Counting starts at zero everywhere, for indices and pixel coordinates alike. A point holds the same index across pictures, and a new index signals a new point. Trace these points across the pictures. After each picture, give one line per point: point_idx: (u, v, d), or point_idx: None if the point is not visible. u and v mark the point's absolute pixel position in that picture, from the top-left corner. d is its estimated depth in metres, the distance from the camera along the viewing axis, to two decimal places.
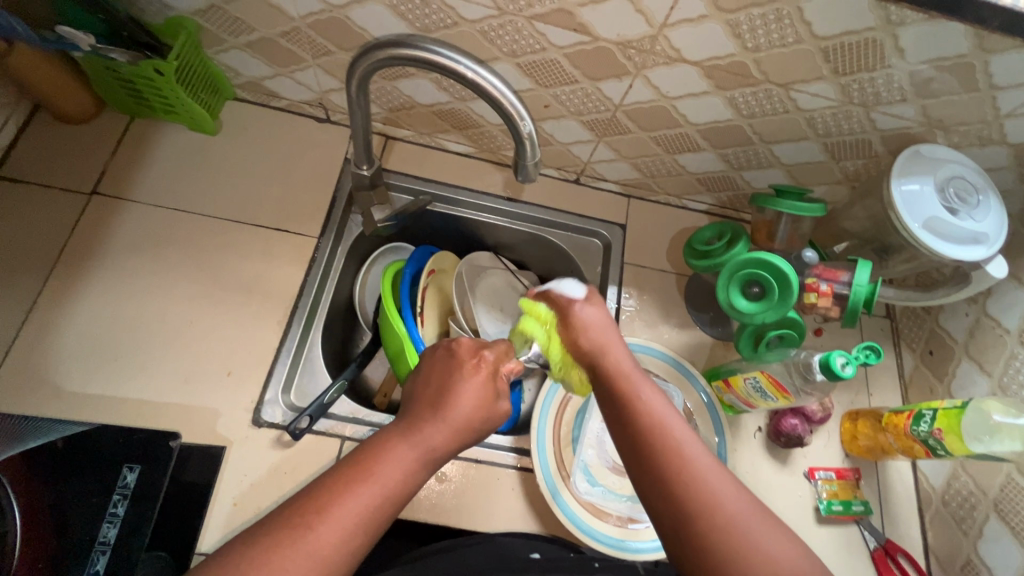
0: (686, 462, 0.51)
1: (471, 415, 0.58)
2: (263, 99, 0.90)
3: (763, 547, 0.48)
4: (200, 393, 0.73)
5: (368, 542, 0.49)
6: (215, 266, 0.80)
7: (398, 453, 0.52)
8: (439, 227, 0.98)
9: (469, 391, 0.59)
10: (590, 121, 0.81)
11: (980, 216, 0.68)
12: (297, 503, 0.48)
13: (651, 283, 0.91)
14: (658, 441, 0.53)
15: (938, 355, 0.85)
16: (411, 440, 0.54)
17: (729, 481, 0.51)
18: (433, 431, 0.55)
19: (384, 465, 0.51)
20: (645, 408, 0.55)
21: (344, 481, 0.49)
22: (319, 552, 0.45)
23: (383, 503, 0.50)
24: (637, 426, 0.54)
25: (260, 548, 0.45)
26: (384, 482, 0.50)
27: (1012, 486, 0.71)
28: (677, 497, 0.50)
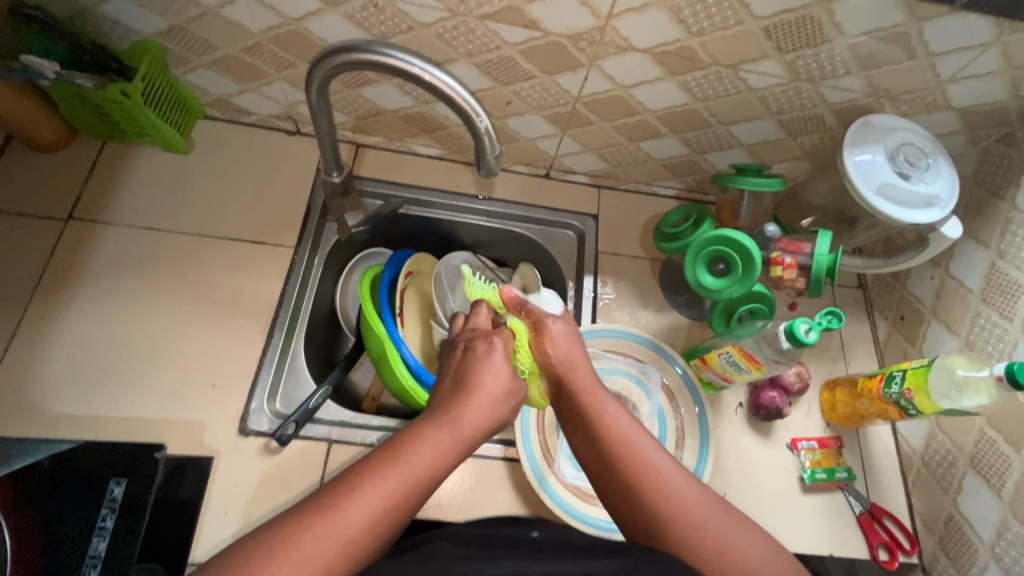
0: (650, 476, 0.55)
1: (499, 397, 0.61)
2: (232, 115, 0.91)
3: (726, 543, 0.52)
4: (186, 407, 0.74)
5: (401, 521, 0.50)
6: (195, 281, 0.81)
7: (428, 439, 0.55)
8: (416, 230, 0.99)
9: (496, 377, 0.62)
10: (553, 115, 0.82)
11: (930, 180, 0.71)
12: (330, 487, 0.50)
13: (626, 269, 0.93)
14: (620, 456, 0.57)
15: (909, 320, 0.87)
16: (438, 426, 0.56)
17: (691, 486, 0.56)
18: (463, 415, 0.58)
19: (419, 447, 0.54)
20: (607, 422, 0.59)
21: (376, 466, 0.51)
22: (355, 528, 0.47)
23: (413, 487, 0.51)
24: (602, 441, 0.59)
25: (287, 531, 0.46)
26: (419, 462, 0.53)
27: (986, 440, 0.73)
28: (640, 511, 0.55)
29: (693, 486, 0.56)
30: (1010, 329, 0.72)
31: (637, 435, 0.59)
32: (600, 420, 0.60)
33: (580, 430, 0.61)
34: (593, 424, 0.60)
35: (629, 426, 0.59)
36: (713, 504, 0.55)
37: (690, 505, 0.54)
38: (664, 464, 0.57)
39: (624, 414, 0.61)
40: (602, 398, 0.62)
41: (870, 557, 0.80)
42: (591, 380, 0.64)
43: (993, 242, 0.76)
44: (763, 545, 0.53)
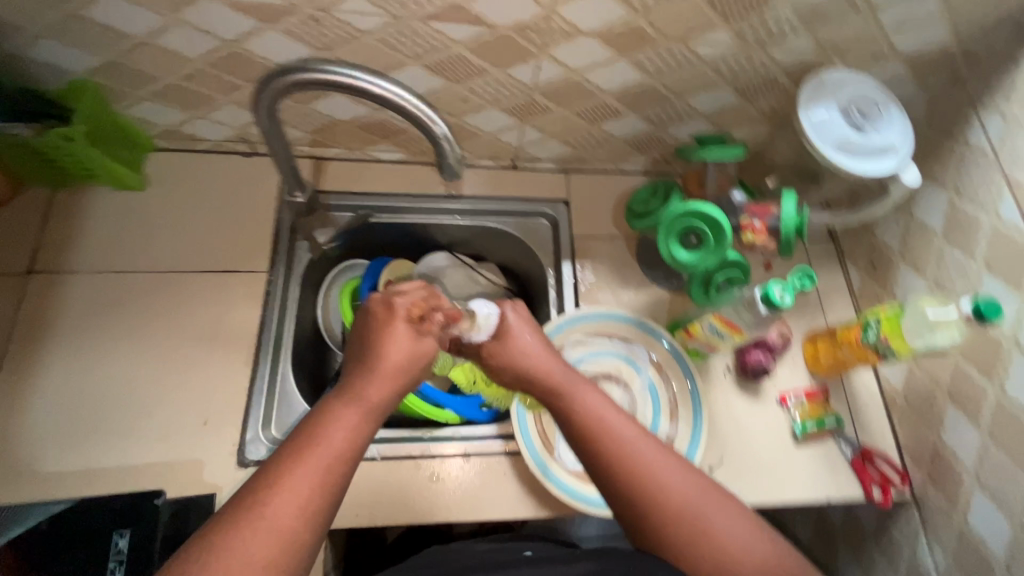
0: (634, 459, 0.56)
1: (403, 364, 0.59)
2: (183, 144, 0.88)
3: (711, 524, 0.54)
4: (180, 447, 0.73)
5: (327, 511, 0.50)
6: (171, 320, 0.79)
7: (340, 421, 0.53)
8: (390, 237, 0.98)
9: (395, 343, 0.59)
10: (510, 107, 0.82)
11: (883, 131, 0.72)
12: (244, 489, 0.48)
13: (603, 251, 0.94)
14: (603, 439, 0.58)
15: (880, 266, 0.90)
16: (351, 406, 0.55)
17: (675, 467, 0.57)
18: (370, 389, 0.56)
19: (325, 430, 0.52)
20: (586, 406, 0.60)
21: (290, 459, 0.50)
22: (278, 525, 0.47)
23: (331, 473, 0.50)
24: (583, 425, 0.59)
25: (215, 544, 0.45)
26: (331, 444, 0.52)
27: (961, 373, 0.76)
28: (619, 494, 0.56)
29: (679, 468, 0.56)
30: (974, 265, 0.74)
31: (617, 418, 0.59)
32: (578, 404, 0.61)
33: (561, 414, 0.62)
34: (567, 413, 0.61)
35: (609, 410, 0.60)
36: (696, 484, 0.56)
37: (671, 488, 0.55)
38: (643, 447, 0.57)
39: (604, 399, 0.62)
40: (578, 383, 0.63)
41: (864, 497, 0.83)
42: (564, 368, 0.64)
43: (952, 182, 0.78)
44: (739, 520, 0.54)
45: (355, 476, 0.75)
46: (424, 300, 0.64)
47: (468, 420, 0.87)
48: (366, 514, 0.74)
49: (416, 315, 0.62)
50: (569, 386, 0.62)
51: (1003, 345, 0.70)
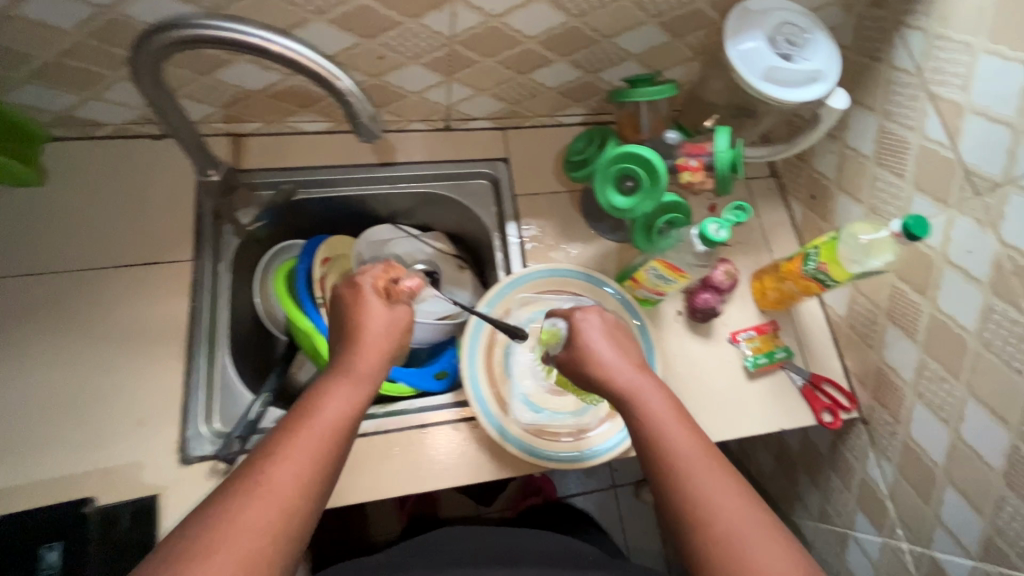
0: (686, 471, 0.52)
1: (384, 336, 0.63)
2: (83, 130, 0.81)
3: (753, 555, 0.47)
4: (114, 451, 0.69)
5: (328, 475, 0.50)
6: (91, 320, 0.74)
7: (337, 391, 0.56)
8: (325, 213, 0.94)
9: (379, 313, 0.65)
10: (432, 62, 0.77)
11: (810, 55, 0.71)
12: (247, 462, 0.48)
13: (547, 207, 0.91)
14: (662, 446, 0.55)
15: (819, 197, 0.91)
16: (343, 377, 0.57)
17: (727, 487, 0.51)
18: (359, 359, 0.60)
19: (325, 400, 0.55)
20: (648, 411, 0.57)
21: (291, 427, 0.51)
22: (282, 489, 0.46)
23: (331, 436, 0.52)
24: (644, 430, 0.57)
25: (218, 505, 0.45)
26: (336, 405, 0.54)
27: (898, 294, 0.78)
28: (670, 505, 0.52)
29: (730, 489, 0.51)
30: (904, 186, 0.76)
31: (675, 426, 0.56)
32: (637, 406, 0.58)
33: (627, 414, 0.59)
34: (633, 417, 0.58)
35: (669, 418, 0.56)
36: (764, 526, 0.49)
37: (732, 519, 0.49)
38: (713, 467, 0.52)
39: (670, 404, 0.58)
40: (645, 385, 0.60)
41: (816, 421, 0.86)
42: (631, 366, 0.61)
43: (880, 104, 0.78)
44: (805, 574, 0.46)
45: None
46: (384, 273, 0.70)
47: (425, 391, 0.85)
48: None
49: (381, 289, 0.69)
50: (634, 389, 0.59)
51: (935, 261, 0.72)
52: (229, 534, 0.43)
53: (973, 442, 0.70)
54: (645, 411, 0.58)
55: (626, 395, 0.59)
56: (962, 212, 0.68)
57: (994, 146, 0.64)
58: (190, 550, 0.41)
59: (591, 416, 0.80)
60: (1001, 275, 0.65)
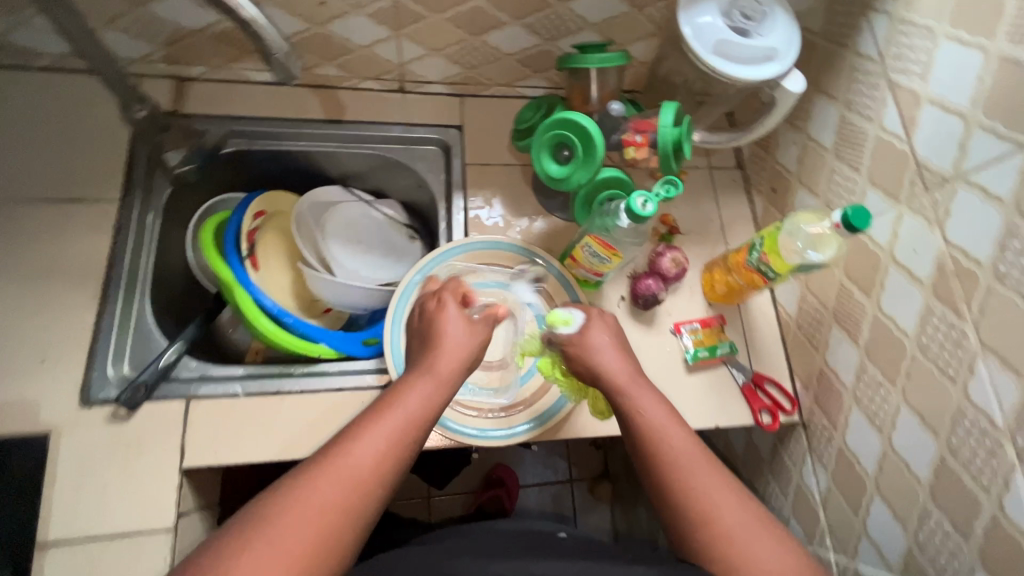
0: (677, 473, 0.57)
1: (465, 344, 0.63)
2: (19, 60, 0.79)
3: (753, 556, 0.52)
4: (13, 386, 0.67)
5: (400, 466, 0.54)
6: (5, 253, 0.72)
7: (414, 388, 0.58)
8: (270, 167, 0.91)
9: (460, 326, 0.64)
10: (377, 13, 0.74)
11: (767, 32, 0.67)
12: (328, 445, 0.53)
13: (497, 179, 0.88)
14: (658, 450, 0.58)
15: (780, 191, 0.87)
16: (423, 376, 0.60)
17: (725, 493, 0.55)
18: (439, 361, 0.61)
19: (401, 396, 0.58)
20: (641, 417, 0.61)
21: (368, 418, 0.55)
22: (359, 469, 0.51)
23: (404, 429, 0.55)
24: (641, 436, 0.60)
25: (301, 478, 0.50)
26: (407, 406, 0.57)
27: (845, 293, 0.75)
28: (667, 507, 0.57)
29: (729, 493, 0.55)
30: (859, 181, 0.72)
31: (671, 430, 0.60)
32: (635, 412, 0.62)
33: (625, 419, 0.62)
34: (626, 418, 0.62)
35: (668, 423, 0.60)
36: (749, 513, 0.54)
37: (722, 511, 0.54)
38: (700, 463, 0.57)
39: (666, 409, 0.62)
40: (643, 392, 0.63)
41: (753, 422, 0.83)
42: (629, 371, 0.64)
43: (842, 94, 0.74)
44: (788, 559, 0.52)
45: (215, 414, 0.71)
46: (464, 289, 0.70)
47: (349, 356, 0.82)
48: (226, 452, 0.69)
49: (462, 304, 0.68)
50: (634, 395, 0.62)
51: (881, 261, 0.69)
52: (309, 505, 0.48)
53: (903, 452, 0.66)
54: (641, 417, 0.61)
55: (625, 398, 0.62)
56: (910, 208, 0.65)
57: (946, 139, 0.60)
58: (271, 512, 0.47)
59: (506, 394, 0.77)
60: (943, 276, 0.61)
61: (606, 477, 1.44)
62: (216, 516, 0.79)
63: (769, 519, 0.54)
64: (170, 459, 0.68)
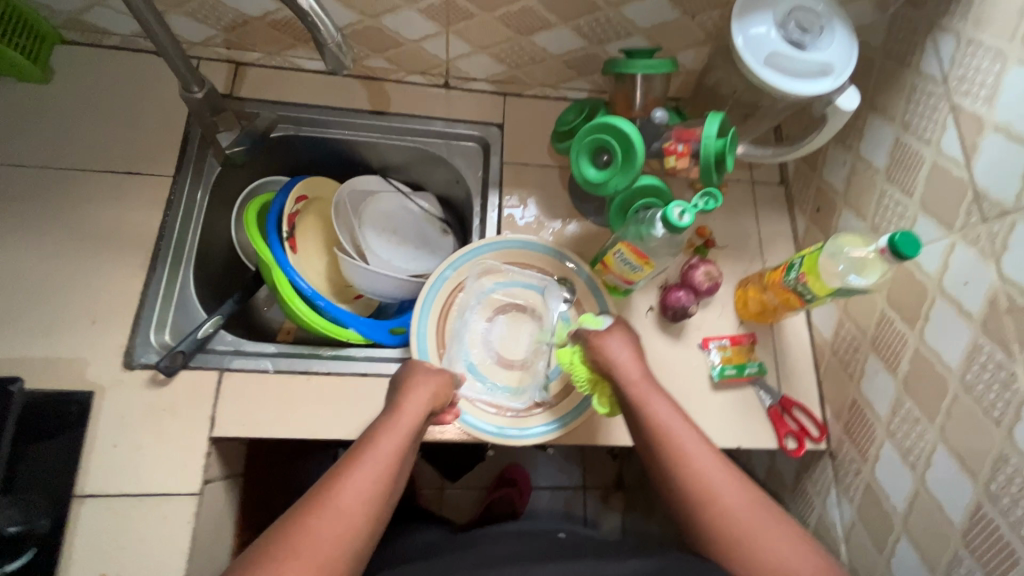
0: (689, 474, 0.57)
1: (430, 389, 0.66)
2: (92, 37, 0.84)
3: (767, 552, 0.53)
4: (65, 343, 0.71)
5: (388, 496, 0.56)
6: (66, 218, 0.76)
7: (389, 428, 0.60)
8: (315, 153, 0.94)
9: (426, 377, 0.67)
10: (429, 9, 0.75)
11: (823, 47, 0.65)
12: (316, 487, 0.54)
13: (534, 179, 0.89)
14: (669, 451, 0.59)
15: (824, 211, 0.84)
16: (396, 417, 0.61)
17: (735, 490, 0.56)
18: (407, 401, 0.63)
19: (378, 436, 0.59)
20: (651, 418, 0.61)
21: (350, 458, 0.57)
22: (349, 508, 0.53)
23: (387, 466, 0.57)
24: (651, 437, 0.60)
25: (295, 523, 0.52)
26: (378, 454, 0.57)
27: (885, 321, 0.72)
28: (679, 506, 0.58)
29: (737, 489, 0.56)
30: (910, 206, 0.69)
31: (681, 429, 0.60)
32: (643, 414, 0.61)
33: (634, 420, 0.62)
34: (635, 417, 0.62)
35: (676, 421, 0.60)
36: (757, 504, 0.56)
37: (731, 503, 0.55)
38: (709, 459, 0.58)
39: (672, 408, 0.62)
40: (650, 390, 0.63)
41: (778, 446, 0.81)
42: (638, 371, 0.64)
43: (900, 114, 0.71)
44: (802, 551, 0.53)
45: (246, 388, 0.74)
46: None
47: (376, 343, 0.84)
48: (254, 425, 0.72)
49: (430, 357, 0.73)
50: (643, 396, 0.62)
51: (928, 291, 0.66)
52: (309, 545, 0.50)
53: (937, 493, 0.63)
54: (650, 418, 0.61)
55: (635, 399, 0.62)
56: (964, 238, 0.62)
57: (1010, 168, 0.57)
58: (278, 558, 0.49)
59: (524, 397, 0.78)
60: (995, 312, 0.58)
61: (620, 487, 1.43)
62: (239, 487, 0.82)
63: (772, 508, 0.56)
64: (201, 426, 0.71)
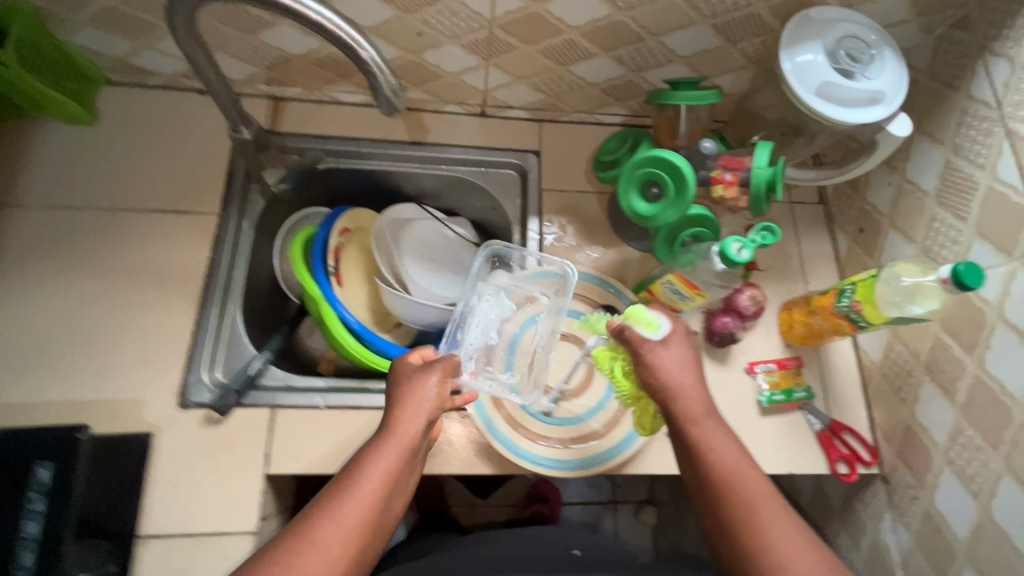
0: (754, 523, 0.52)
1: (428, 403, 0.61)
2: (135, 78, 0.85)
3: None
4: (121, 385, 0.72)
5: (375, 528, 0.53)
6: (117, 258, 0.78)
7: (381, 453, 0.56)
8: (352, 184, 0.95)
9: (422, 387, 0.62)
10: (470, 44, 0.76)
11: (874, 75, 0.65)
12: (299, 520, 0.51)
13: (573, 206, 0.89)
14: (733, 495, 0.54)
15: (868, 232, 0.84)
16: (390, 439, 0.57)
17: (803, 547, 0.51)
18: (402, 420, 0.59)
19: (367, 463, 0.55)
20: (715, 456, 0.56)
21: (337, 489, 0.53)
22: (331, 547, 0.49)
23: (374, 497, 0.53)
24: (715, 476, 0.55)
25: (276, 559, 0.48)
26: (367, 482, 0.54)
27: (941, 346, 0.71)
28: (738, 558, 0.52)
29: (804, 545, 0.51)
30: (964, 230, 0.68)
31: (747, 473, 0.55)
32: (704, 450, 0.56)
33: (694, 456, 0.57)
34: (694, 454, 0.57)
35: (742, 463, 0.55)
36: (825, 567, 0.50)
37: (800, 556, 0.50)
38: (776, 506, 0.53)
39: (738, 448, 0.57)
40: (712, 423, 0.58)
41: (829, 471, 0.80)
42: (700, 404, 0.59)
43: (949, 137, 0.71)
44: None
45: (298, 425, 0.74)
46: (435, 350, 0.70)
47: None
48: (307, 461, 0.72)
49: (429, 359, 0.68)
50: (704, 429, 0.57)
51: (987, 318, 0.65)
52: None
53: (1004, 523, 0.62)
54: (713, 456, 0.56)
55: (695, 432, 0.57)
56: None
57: None
58: None
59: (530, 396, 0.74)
60: None
61: (650, 501, 1.41)
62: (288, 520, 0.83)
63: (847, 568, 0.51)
64: (256, 463, 0.71)
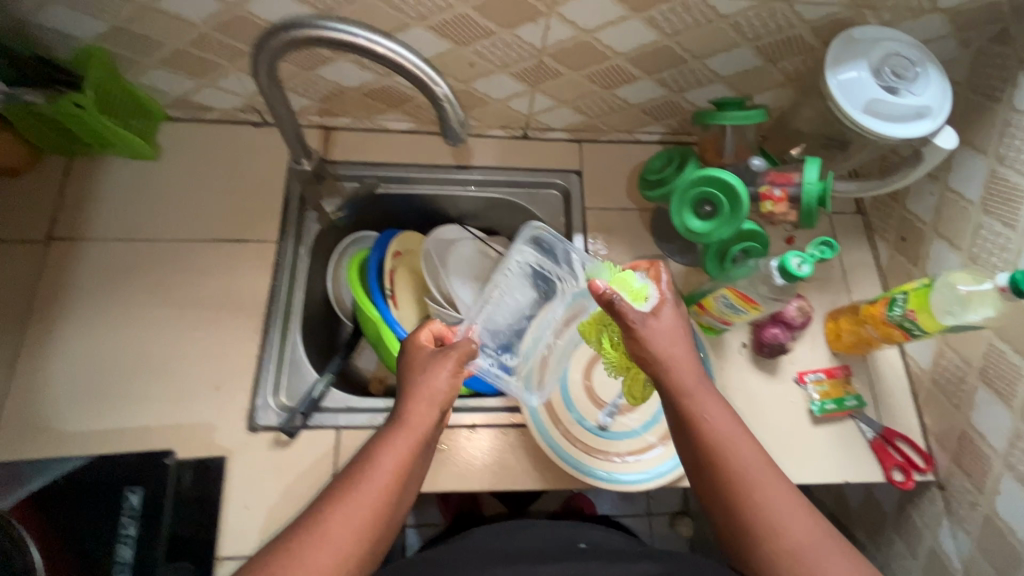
0: (746, 491, 0.55)
1: (438, 395, 0.61)
2: (196, 114, 0.89)
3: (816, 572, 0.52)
4: (194, 409, 0.75)
5: (387, 517, 0.55)
6: (185, 287, 0.81)
7: (391, 444, 0.58)
8: (399, 208, 0.97)
9: (433, 377, 0.62)
10: (520, 72, 0.79)
11: (919, 90, 0.67)
12: (314, 508, 0.54)
13: (617, 223, 0.91)
14: (727, 466, 0.56)
15: (911, 240, 0.85)
16: (400, 431, 0.59)
17: (791, 510, 0.55)
18: (410, 412, 0.60)
19: (377, 454, 0.57)
20: (708, 429, 0.58)
21: (349, 478, 0.56)
22: (340, 536, 0.52)
23: (384, 488, 0.55)
24: (708, 448, 0.57)
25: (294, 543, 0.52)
26: (377, 473, 0.56)
27: (995, 352, 0.72)
28: (731, 521, 0.56)
29: (791, 507, 0.55)
30: (1013, 238, 0.69)
31: (740, 443, 0.57)
32: (696, 423, 0.58)
33: (687, 428, 0.59)
34: (687, 426, 0.59)
35: (733, 434, 0.58)
36: (812, 528, 0.54)
37: (786, 522, 0.54)
38: (764, 475, 0.56)
39: (730, 418, 0.59)
40: (706, 394, 0.60)
41: (884, 479, 0.80)
42: (691, 377, 0.60)
43: (992, 147, 0.72)
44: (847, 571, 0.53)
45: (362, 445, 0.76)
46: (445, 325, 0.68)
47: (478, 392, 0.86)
48: None
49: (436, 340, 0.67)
50: (697, 403, 0.59)
51: None
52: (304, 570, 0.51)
53: None
54: (706, 429, 0.58)
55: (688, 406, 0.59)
56: None
57: None
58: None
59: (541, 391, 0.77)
60: None
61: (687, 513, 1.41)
62: None
63: (830, 529, 0.55)
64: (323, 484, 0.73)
